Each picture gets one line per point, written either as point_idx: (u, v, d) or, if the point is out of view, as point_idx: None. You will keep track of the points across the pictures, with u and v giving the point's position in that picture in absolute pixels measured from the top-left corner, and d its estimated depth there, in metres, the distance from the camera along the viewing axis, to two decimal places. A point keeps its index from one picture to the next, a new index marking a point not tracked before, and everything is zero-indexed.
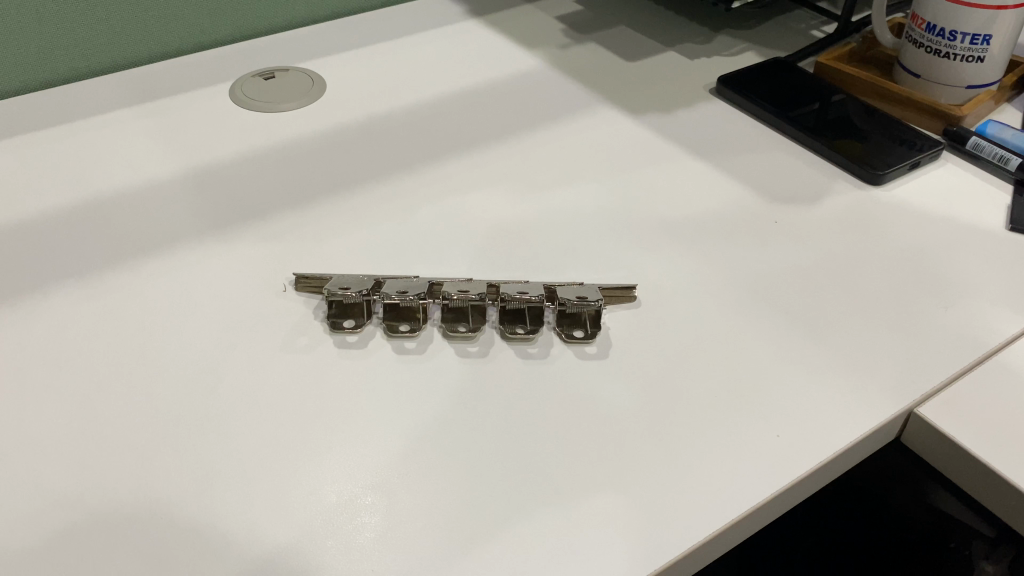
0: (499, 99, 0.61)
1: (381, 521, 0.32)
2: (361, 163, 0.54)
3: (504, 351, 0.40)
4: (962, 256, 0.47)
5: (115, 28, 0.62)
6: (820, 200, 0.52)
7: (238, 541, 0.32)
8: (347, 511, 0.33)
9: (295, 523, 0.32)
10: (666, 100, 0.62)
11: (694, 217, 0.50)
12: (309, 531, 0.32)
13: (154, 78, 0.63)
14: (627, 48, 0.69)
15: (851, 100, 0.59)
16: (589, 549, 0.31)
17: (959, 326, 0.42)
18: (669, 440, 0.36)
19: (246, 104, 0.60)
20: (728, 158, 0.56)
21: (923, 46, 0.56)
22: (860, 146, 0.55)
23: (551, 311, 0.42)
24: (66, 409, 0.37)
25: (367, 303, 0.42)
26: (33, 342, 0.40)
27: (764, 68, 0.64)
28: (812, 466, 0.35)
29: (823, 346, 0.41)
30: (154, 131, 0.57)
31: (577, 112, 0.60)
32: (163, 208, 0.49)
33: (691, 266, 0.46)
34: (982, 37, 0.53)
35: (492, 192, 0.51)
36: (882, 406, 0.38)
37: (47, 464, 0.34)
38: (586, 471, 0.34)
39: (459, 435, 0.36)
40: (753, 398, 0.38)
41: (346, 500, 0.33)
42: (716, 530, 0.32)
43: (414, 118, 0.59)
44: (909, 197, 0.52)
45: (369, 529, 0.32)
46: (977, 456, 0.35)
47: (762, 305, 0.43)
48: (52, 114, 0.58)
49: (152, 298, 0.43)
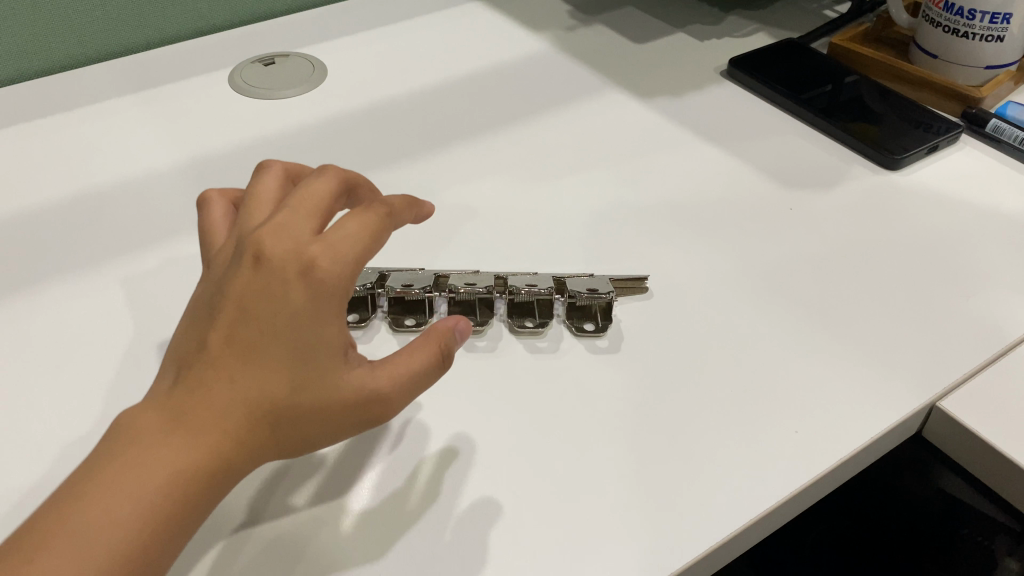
0: (504, 84, 0.60)
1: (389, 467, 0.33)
2: (363, 151, 0.53)
3: (513, 346, 0.39)
4: (983, 244, 0.46)
5: (111, 14, 0.60)
6: (835, 185, 0.50)
7: (251, 482, 0.32)
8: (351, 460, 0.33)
9: (302, 475, 0.33)
10: (676, 83, 0.60)
11: (705, 204, 0.48)
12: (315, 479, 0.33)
13: (153, 64, 0.62)
14: (634, 30, 0.67)
15: (865, 81, 0.57)
16: (603, 551, 0.30)
17: (981, 316, 0.41)
18: (685, 439, 0.35)
19: (245, 90, 0.59)
20: (740, 144, 0.54)
21: (941, 25, 0.54)
22: (874, 129, 0.53)
23: (560, 304, 0.41)
24: (64, 407, 0.36)
25: (372, 296, 0.40)
26: (27, 339, 0.39)
27: (776, 50, 0.62)
28: (832, 462, 0.34)
29: (841, 337, 0.40)
30: (152, 120, 0.55)
31: (584, 95, 0.59)
32: (162, 199, 0.48)
33: (703, 255, 0.45)
34: (1003, 15, 0.51)
35: (498, 180, 0.50)
36: (902, 400, 0.37)
37: (44, 463, 0.33)
38: (599, 468, 0.33)
39: (468, 435, 0.35)
40: (769, 392, 0.37)
41: (350, 448, 0.34)
42: (735, 530, 0.31)
43: (417, 104, 0.58)
44: (928, 182, 0.51)
45: (369, 479, 0.33)
46: (1003, 452, 0.34)
47: (775, 295, 0.42)
48: (48, 103, 0.57)
49: (150, 293, 0.42)
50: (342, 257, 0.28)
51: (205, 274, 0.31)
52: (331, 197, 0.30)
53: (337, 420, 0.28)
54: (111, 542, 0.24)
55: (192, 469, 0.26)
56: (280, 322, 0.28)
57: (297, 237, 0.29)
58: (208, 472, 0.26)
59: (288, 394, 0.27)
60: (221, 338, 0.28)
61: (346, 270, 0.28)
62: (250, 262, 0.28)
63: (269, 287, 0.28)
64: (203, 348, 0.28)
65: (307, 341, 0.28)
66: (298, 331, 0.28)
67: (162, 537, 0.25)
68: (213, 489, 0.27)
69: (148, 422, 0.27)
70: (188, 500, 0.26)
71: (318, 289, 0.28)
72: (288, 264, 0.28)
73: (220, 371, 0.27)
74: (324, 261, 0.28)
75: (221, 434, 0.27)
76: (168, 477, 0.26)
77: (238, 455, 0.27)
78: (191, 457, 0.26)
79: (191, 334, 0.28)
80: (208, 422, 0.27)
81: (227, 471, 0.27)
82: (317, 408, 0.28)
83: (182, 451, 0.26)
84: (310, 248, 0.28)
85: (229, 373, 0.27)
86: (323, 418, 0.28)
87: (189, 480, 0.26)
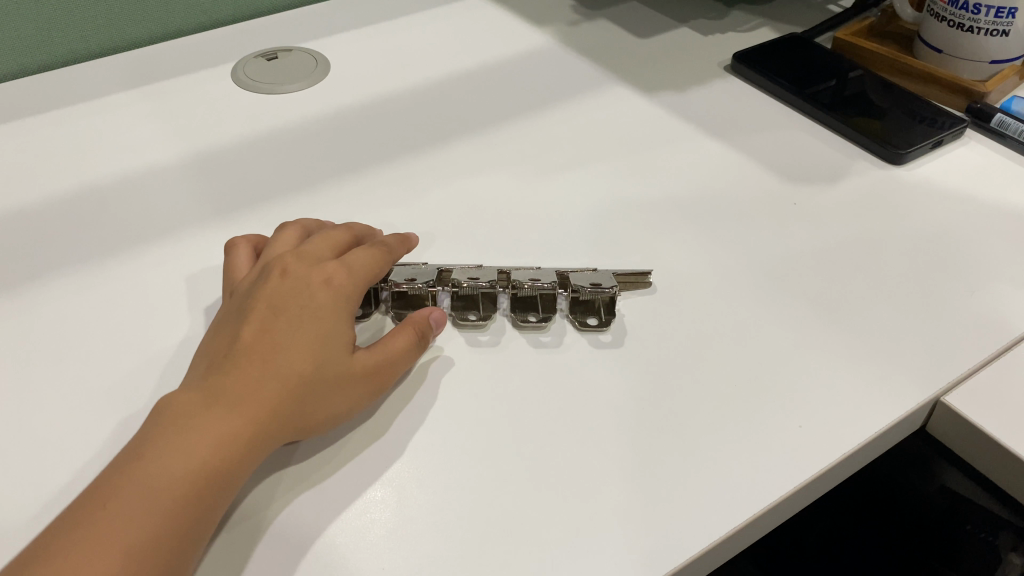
0: (507, 79, 0.60)
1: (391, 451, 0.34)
2: (367, 145, 0.53)
3: (516, 341, 0.39)
4: (988, 239, 0.45)
5: (113, 8, 0.60)
6: (839, 180, 0.50)
7: (255, 476, 0.32)
8: (347, 442, 0.34)
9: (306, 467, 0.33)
10: (680, 78, 0.60)
11: (708, 199, 0.48)
12: (314, 466, 0.33)
13: (155, 59, 0.62)
14: (638, 25, 0.67)
15: (869, 76, 0.57)
16: (606, 546, 0.30)
17: (985, 311, 0.41)
18: (689, 435, 0.34)
19: (248, 85, 0.59)
20: (744, 139, 0.54)
21: (946, 20, 0.54)
22: (879, 124, 0.53)
23: (563, 298, 0.41)
24: (65, 402, 0.36)
25: (374, 290, 0.40)
26: (31, 334, 0.39)
27: (780, 45, 0.62)
28: (836, 457, 0.34)
29: (844, 332, 0.40)
30: (154, 115, 0.55)
31: (588, 90, 0.59)
32: (165, 194, 0.48)
33: (707, 250, 0.44)
34: (1008, 10, 0.51)
35: (501, 174, 0.50)
36: (906, 394, 0.36)
37: (45, 457, 0.33)
38: (602, 463, 0.33)
39: (471, 428, 0.35)
40: (773, 385, 0.37)
41: (355, 442, 0.34)
42: (738, 525, 0.31)
43: (421, 99, 0.58)
44: (932, 177, 0.50)
45: (372, 474, 0.33)
46: (1007, 447, 0.34)
47: (779, 291, 0.42)
48: (49, 98, 0.57)
49: (153, 287, 0.42)
50: (350, 269, 0.37)
51: (230, 300, 0.37)
52: (334, 237, 0.39)
53: (355, 390, 0.33)
54: (162, 504, 0.28)
55: (233, 436, 0.30)
56: (305, 313, 0.34)
57: (314, 258, 0.37)
58: (246, 439, 0.30)
59: (314, 368, 0.33)
60: (253, 331, 0.33)
61: (355, 278, 0.37)
62: (278, 276, 0.36)
63: (296, 288, 0.35)
64: (238, 341, 0.33)
65: (328, 328, 0.34)
66: (319, 319, 0.34)
67: (206, 497, 0.29)
68: (252, 455, 0.30)
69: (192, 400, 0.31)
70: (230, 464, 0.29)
71: (336, 289, 0.36)
72: (311, 273, 0.36)
73: (254, 355, 0.32)
74: (337, 272, 0.36)
75: (256, 406, 0.31)
76: (212, 445, 0.29)
77: (272, 424, 0.31)
78: (231, 428, 0.30)
79: (224, 337, 0.34)
80: (246, 397, 0.31)
81: (261, 439, 0.31)
82: (339, 378, 0.33)
83: (223, 421, 0.30)
84: (326, 265, 0.37)
85: (262, 356, 0.32)
86: (344, 388, 0.33)
87: (230, 445, 0.30)
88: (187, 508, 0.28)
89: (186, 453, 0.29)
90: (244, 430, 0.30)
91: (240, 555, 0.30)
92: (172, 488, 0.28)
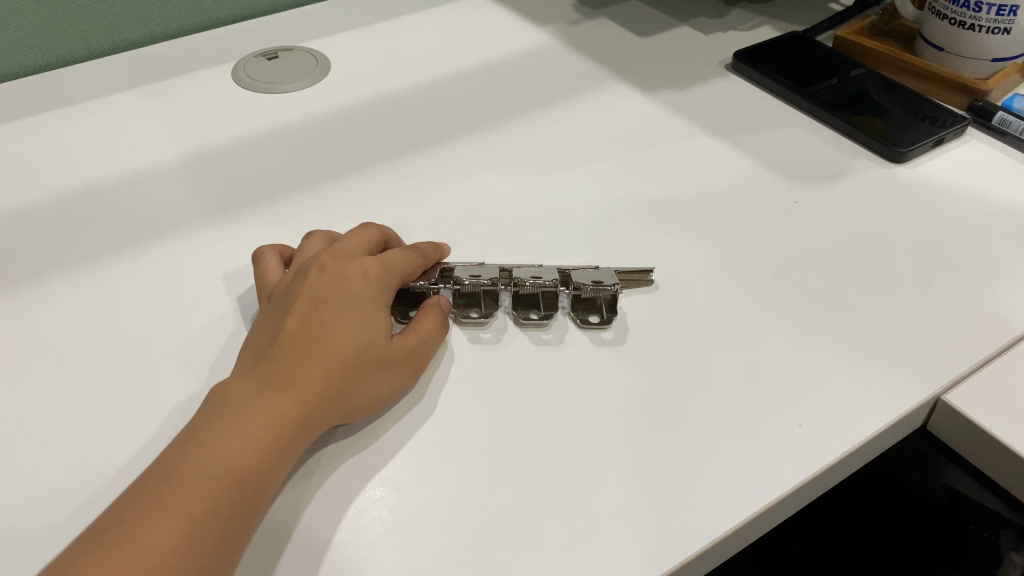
0: (508, 78, 0.60)
1: (396, 443, 0.34)
2: (367, 145, 0.53)
3: (516, 339, 0.39)
4: (989, 236, 0.45)
5: (114, 8, 0.60)
6: (840, 179, 0.50)
7: None
8: (363, 433, 0.34)
9: (310, 467, 0.33)
10: (680, 76, 0.60)
11: (709, 197, 0.48)
12: (321, 461, 0.33)
13: (156, 59, 0.62)
14: (638, 24, 0.67)
15: (871, 75, 0.57)
16: (607, 545, 0.30)
17: (986, 309, 0.41)
18: (687, 432, 0.34)
19: (248, 84, 0.59)
20: (744, 137, 0.54)
21: (947, 18, 0.54)
22: (880, 123, 0.53)
23: (565, 296, 0.41)
24: (65, 401, 0.35)
25: None
26: (32, 333, 0.39)
27: (780, 43, 0.62)
28: (836, 454, 0.34)
29: (845, 329, 0.40)
30: (155, 115, 0.55)
31: (589, 89, 0.58)
32: (165, 193, 0.48)
33: (706, 249, 0.44)
34: (1009, 8, 0.51)
35: (500, 173, 0.50)
36: (906, 393, 0.36)
37: (45, 457, 0.33)
38: (602, 461, 0.33)
39: (473, 427, 0.35)
40: (773, 383, 0.37)
41: (359, 444, 0.34)
42: (738, 523, 0.31)
43: (421, 98, 0.57)
44: (933, 175, 0.50)
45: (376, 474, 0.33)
46: (1007, 445, 0.34)
47: (780, 289, 0.42)
48: (50, 98, 0.57)
49: (154, 286, 0.42)
50: (384, 263, 0.38)
51: (269, 299, 0.37)
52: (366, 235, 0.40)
53: (395, 375, 0.34)
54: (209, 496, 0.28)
55: (283, 420, 0.31)
56: (344, 304, 0.35)
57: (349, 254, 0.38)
58: (293, 424, 0.31)
59: (356, 354, 0.34)
60: (293, 323, 0.34)
61: (388, 272, 0.38)
62: (315, 271, 0.37)
63: (336, 282, 0.36)
64: (281, 333, 0.34)
65: (366, 318, 0.35)
66: (359, 310, 0.35)
67: (258, 480, 0.29)
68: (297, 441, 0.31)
69: (238, 395, 0.31)
70: (279, 449, 0.30)
71: (371, 281, 0.37)
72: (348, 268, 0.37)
73: (297, 344, 0.33)
74: (373, 267, 0.37)
75: (303, 390, 0.32)
76: (263, 431, 0.30)
77: (317, 409, 0.32)
78: (279, 413, 0.31)
79: (266, 332, 0.35)
80: (291, 388, 0.32)
81: (307, 424, 0.32)
82: (379, 362, 0.34)
83: (271, 409, 0.31)
84: (361, 259, 0.38)
85: (306, 345, 0.33)
86: (384, 371, 0.34)
87: (279, 430, 0.31)
88: (235, 498, 0.28)
89: (239, 439, 0.30)
90: (292, 413, 0.31)
91: (269, 553, 0.30)
92: (221, 477, 0.29)
